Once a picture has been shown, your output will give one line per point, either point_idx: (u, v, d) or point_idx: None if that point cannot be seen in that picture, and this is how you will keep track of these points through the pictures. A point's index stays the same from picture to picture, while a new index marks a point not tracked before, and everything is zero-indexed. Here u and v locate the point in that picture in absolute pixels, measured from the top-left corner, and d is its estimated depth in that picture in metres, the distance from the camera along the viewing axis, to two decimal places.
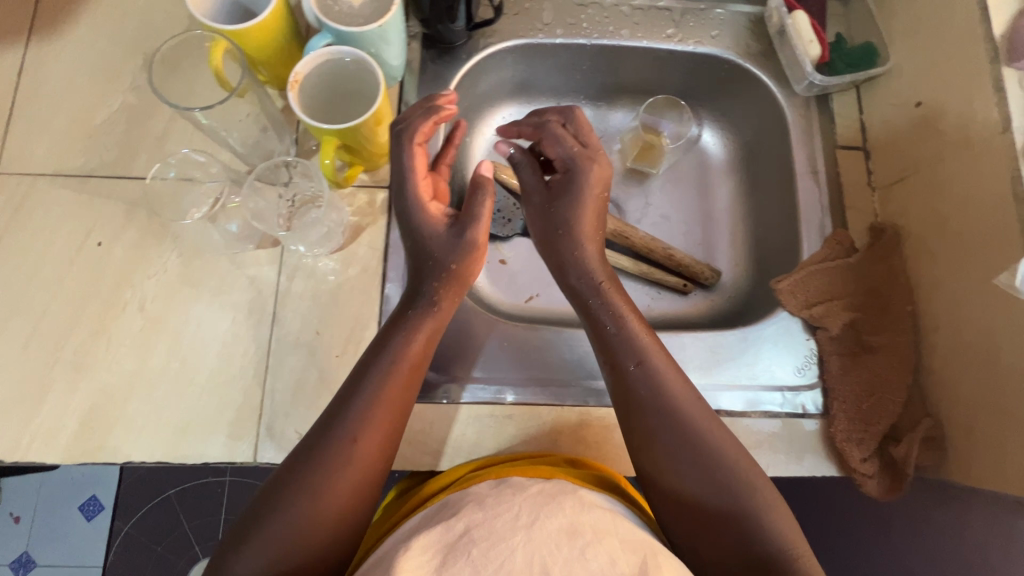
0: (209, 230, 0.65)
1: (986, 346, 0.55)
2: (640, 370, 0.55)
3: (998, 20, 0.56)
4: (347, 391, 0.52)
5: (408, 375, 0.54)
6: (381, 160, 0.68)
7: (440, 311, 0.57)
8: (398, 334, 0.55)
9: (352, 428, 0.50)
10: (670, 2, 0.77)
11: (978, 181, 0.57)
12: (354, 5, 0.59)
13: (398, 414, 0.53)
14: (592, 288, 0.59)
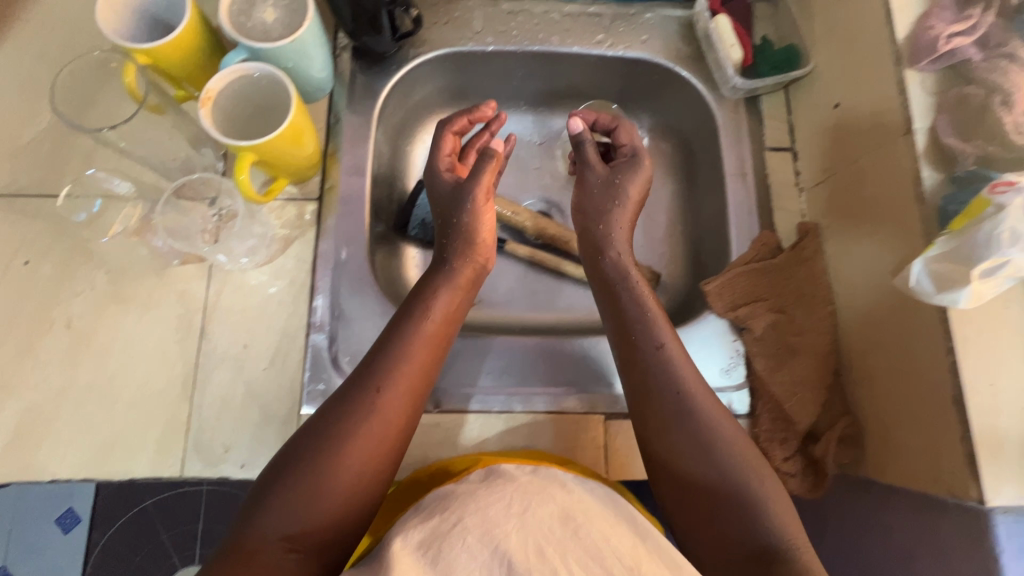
0: (136, 246, 0.65)
1: (896, 346, 0.56)
2: (661, 354, 0.58)
3: (900, 23, 0.57)
4: (374, 354, 0.57)
5: (433, 337, 0.59)
6: (309, 172, 0.68)
7: (456, 278, 0.63)
8: (422, 302, 0.61)
9: (378, 383, 0.54)
10: (600, 8, 0.77)
11: (887, 182, 0.57)
12: (267, 21, 0.60)
13: (423, 375, 0.57)
14: (619, 274, 0.65)
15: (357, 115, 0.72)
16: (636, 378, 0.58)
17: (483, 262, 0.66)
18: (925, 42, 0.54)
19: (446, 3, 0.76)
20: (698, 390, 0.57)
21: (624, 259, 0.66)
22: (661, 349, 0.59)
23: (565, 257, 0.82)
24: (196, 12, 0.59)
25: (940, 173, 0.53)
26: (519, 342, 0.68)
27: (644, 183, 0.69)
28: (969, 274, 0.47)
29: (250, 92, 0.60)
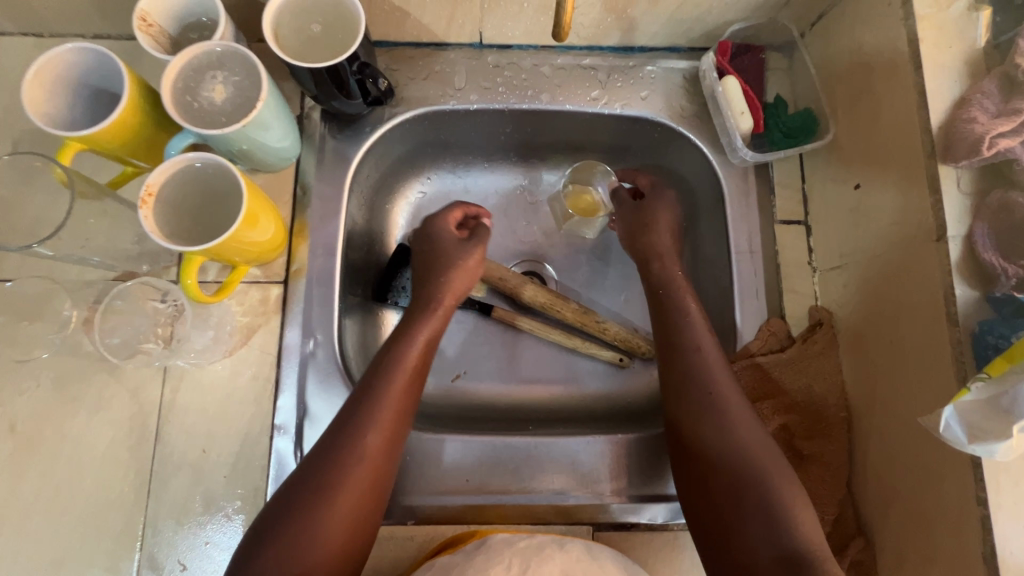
0: (81, 339, 0.59)
1: (916, 468, 0.50)
2: (699, 355, 0.58)
3: (935, 109, 0.50)
4: (356, 397, 0.54)
5: (412, 375, 0.56)
6: (273, 254, 0.62)
7: (434, 314, 0.61)
8: (403, 338, 0.58)
9: (362, 428, 0.51)
10: (595, 60, 0.70)
11: (912, 286, 0.51)
12: (214, 100, 0.53)
13: (402, 415, 0.54)
14: (662, 275, 0.65)
15: (327, 186, 0.66)
16: (675, 379, 0.58)
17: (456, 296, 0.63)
18: (966, 138, 0.47)
19: (425, 55, 0.69)
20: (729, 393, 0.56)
21: (670, 265, 0.66)
22: (699, 349, 0.58)
23: (557, 325, 0.74)
24: (135, 84, 0.52)
25: (975, 290, 0.47)
26: (501, 443, 0.62)
27: (676, 214, 0.70)
28: (1010, 427, 0.41)
29: (194, 184, 0.53)
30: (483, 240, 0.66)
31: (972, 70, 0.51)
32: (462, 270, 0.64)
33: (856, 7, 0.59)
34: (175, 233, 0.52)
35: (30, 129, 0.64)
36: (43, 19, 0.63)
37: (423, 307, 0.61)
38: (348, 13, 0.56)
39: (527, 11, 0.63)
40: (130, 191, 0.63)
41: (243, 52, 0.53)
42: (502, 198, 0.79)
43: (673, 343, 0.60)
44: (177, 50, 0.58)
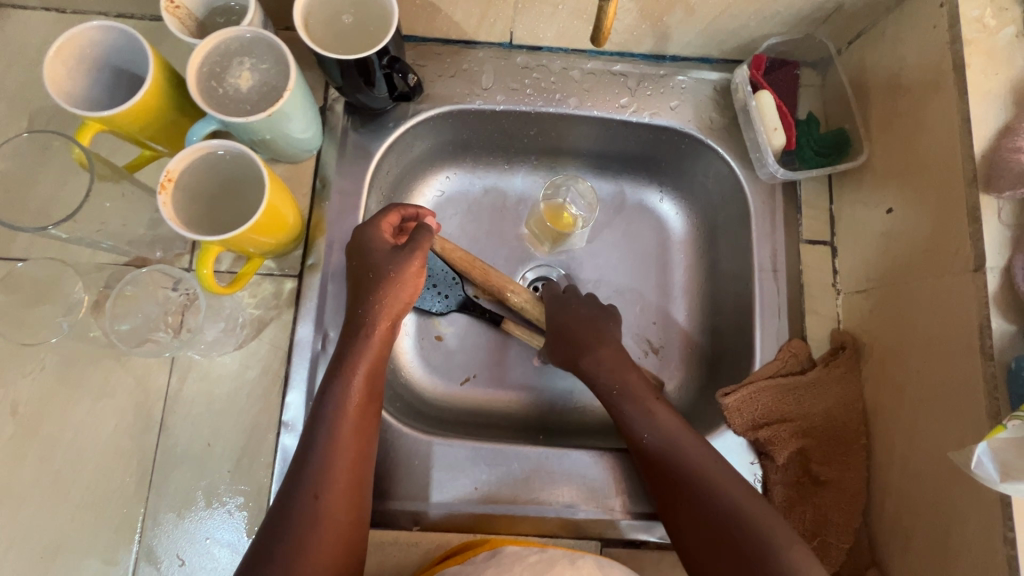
0: (90, 324, 0.58)
1: (939, 522, 0.49)
2: (656, 441, 0.56)
3: (978, 138, 0.49)
4: (300, 456, 0.50)
5: (357, 418, 0.52)
6: (289, 247, 0.61)
7: (371, 344, 0.54)
8: (339, 380, 0.53)
9: (312, 487, 0.49)
10: (625, 67, 0.69)
11: (945, 325, 0.50)
12: (240, 87, 0.52)
13: (359, 463, 0.52)
14: (608, 356, 0.62)
15: (347, 180, 0.65)
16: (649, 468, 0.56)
17: (397, 320, 0.56)
18: (1010, 170, 0.46)
19: (453, 52, 0.68)
20: (709, 475, 0.53)
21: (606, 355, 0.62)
22: (656, 436, 0.57)
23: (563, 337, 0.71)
24: (160, 69, 0.51)
25: (1013, 324, 0.46)
26: (513, 451, 0.61)
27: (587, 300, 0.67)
28: None
29: (214, 174, 0.51)
30: (421, 245, 0.57)
31: (1019, 98, 0.50)
32: (402, 290, 0.56)
33: (898, 27, 0.58)
34: (192, 221, 0.50)
35: (47, 108, 0.63)
36: None
37: (354, 337, 0.54)
38: (381, 5, 0.54)
39: (561, 13, 0.62)
40: (148, 174, 0.61)
41: (272, 40, 0.52)
42: (521, 202, 0.78)
43: (628, 428, 0.58)
44: (203, 34, 0.57)
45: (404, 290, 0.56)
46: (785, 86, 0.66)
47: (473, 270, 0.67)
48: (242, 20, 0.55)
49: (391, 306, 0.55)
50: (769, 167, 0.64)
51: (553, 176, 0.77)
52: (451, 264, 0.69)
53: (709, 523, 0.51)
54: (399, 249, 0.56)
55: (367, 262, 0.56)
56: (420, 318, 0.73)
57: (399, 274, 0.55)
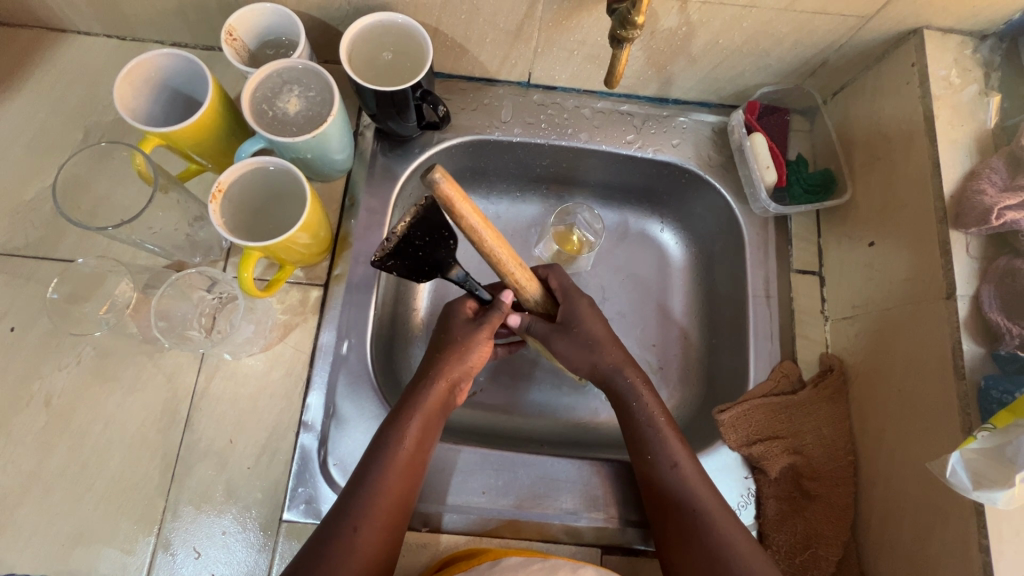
0: (127, 322, 0.62)
1: (923, 559, 0.52)
2: (676, 470, 0.58)
3: (946, 181, 0.55)
4: (354, 484, 0.55)
5: (407, 465, 0.56)
6: (317, 258, 0.65)
7: (429, 398, 0.59)
8: (397, 426, 0.57)
9: (354, 518, 0.53)
10: (632, 108, 0.75)
11: (925, 358, 0.54)
12: (288, 111, 0.58)
13: (403, 501, 0.55)
14: (625, 392, 0.62)
15: (374, 198, 0.70)
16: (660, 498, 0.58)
17: (456, 384, 0.61)
18: (975, 209, 0.52)
19: (476, 88, 0.75)
20: (717, 513, 0.56)
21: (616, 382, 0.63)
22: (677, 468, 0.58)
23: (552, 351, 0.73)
24: (218, 92, 0.56)
25: (981, 346, 0.51)
26: (518, 459, 0.64)
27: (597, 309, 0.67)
28: (1013, 478, 0.45)
29: (259, 186, 0.57)
30: (491, 322, 0.62)
31: (980, 147, 0.57)
32: (468, 361, 0.61)
33: (876, 81, 0.65)
34: (237, 229, 0.55)
35: (102, 123, 0.69)
36: (129, 25, 0.68)
37: (417, 388, 0.59)
38: (417, 44, 0.61)
39: (576, 58, 0.69)
40: (193, 186, 0.67)
41: (319, 71, 0.58)
42: (531, 227, 0.83)
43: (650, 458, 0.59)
44: (254, 63, 0.63)
45: (468, 361, 0.61)
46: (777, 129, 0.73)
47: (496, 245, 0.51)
48: (291, 53, 0.62)
49: (457, 374, 0.61)
50: (762, 202, 0.70)
51: (564, 203, 0.83)
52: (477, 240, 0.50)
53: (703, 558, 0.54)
54: (474, 324, 0.62)
55: (443, 329, 0.63)
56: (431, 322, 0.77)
57: (468, 345, 0.61)
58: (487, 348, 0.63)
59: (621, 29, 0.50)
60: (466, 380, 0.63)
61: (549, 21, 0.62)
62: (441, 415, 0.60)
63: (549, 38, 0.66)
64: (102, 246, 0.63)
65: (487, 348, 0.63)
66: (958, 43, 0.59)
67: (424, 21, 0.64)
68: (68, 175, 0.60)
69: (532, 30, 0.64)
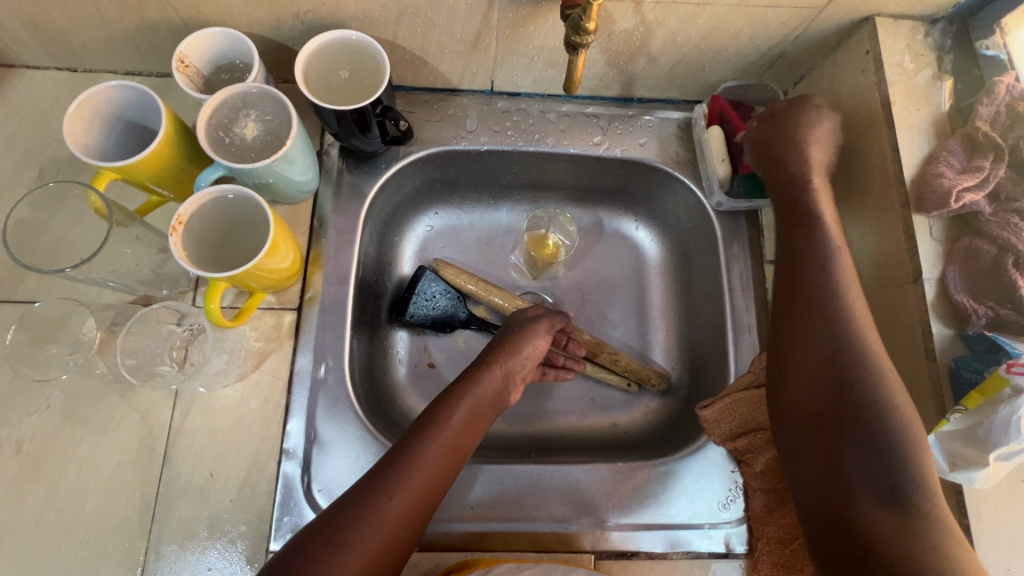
0: (96, 361, 0.61)
1: None
2: (846, 318, 0.51)
3: (907, 165, 0.56)
4: (390, 457, 0.53)
5: (452, 447, 0.55)
6: (289, 282, 0.64)
7: (483, 382, 0.60)
8: (447, 405, 0.57)
9: (387, 488, 0.50)
10: (597, 109, 0.75)
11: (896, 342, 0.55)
12: (245, 136, 0.57)
13: (432, 489, 0.53)
14: (810, 255, 0.55)
15: (343, 218, 0.69)
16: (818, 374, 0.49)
17: (511, 376, 0.63)
18: (935, 192, 0.53)
19: (439, 99, 0.74)
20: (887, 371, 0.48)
21: (796, 174, 0.60)
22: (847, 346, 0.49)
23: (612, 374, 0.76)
24: (172, 122, 0.55)
25: (950, 328, 0.51)
26: (506, 469, 0.64)
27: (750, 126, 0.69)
28: (986, 457, 0.46)
29: (222, 215, 0.56)
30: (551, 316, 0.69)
31: (938, 130, 0.57)
32: (524, 353, 0.65)
33: (833, 69, 0.65)
34: (199, 260, 0.54)
35: (56, 159, 0.67)
36: (78, 56, 0.66)
37: (474, 372, 0.61)
38: (374, 62, 0.60)
39: (536, 63, 0.68)
40: (155, 218, 0.65)
41: (275, 94, 0.57)
42: (505, 235, 0.82)
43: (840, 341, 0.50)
44: (209, 89, 0.61)
45: (525, 352, 0.65)
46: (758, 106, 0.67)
47: (462, 275, 0.75)
48: (246, 76, 0.60)
49: (514, 366, 0.63)
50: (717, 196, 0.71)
51: (536, 211, 0.82)
52: (454, 287, 0.76)
53: (850, 435, 0.46)
54: (537, 319, 0.68)
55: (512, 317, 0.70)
56: (413, 336, 0.77)
57: (529, 333, 0.66)
58: (545, 344, 0.67)
59: (575, 35, 0.50)
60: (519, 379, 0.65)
61: (505, 29, 0.62)
62: (490, 408, 0.61)
63: (508, 46, 0.65)
64: (64, 287, 0.62)
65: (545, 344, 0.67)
66: (909, 28, 0.60)
67: (380, 36, 0.64)
68: (22, 218, 0.59)
69: (490, 39, 0.64)
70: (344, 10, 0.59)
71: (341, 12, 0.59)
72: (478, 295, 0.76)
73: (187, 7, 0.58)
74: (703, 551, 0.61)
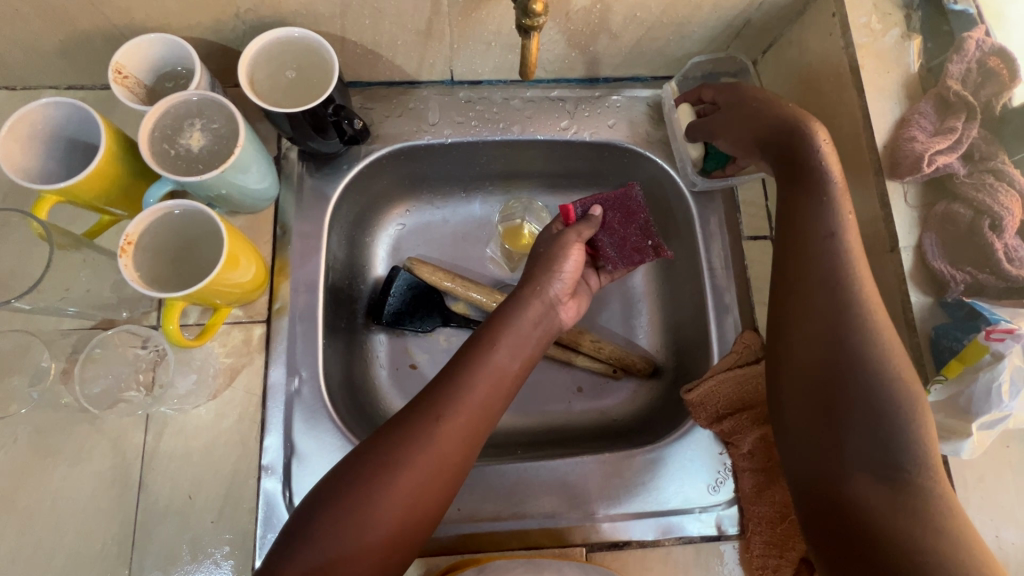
0: (60, 391, 0.59)
1: None
2: (848, 345, 0.48)
3: (880, 130, 0.54)
4: (437, 380, 0.53)
5: (497, 374, 0.54)
6: (255, 294, 0.62)
7: (524, 309, 0.58)
8: (491, 331, 0.56)
9: (435, 411, 0.50)
10: (563, 92, 0.73)
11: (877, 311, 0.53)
12: (191, 147, 0.54)
13: (481, 419, 0.52)
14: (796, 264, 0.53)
15: (307, 223, 0.67)
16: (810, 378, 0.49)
17: (554, 298, 0.60)
18: (907, 157, 0.51)
19: (398, 93, 0.72)
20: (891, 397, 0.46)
21: (780, 133, 0.57)
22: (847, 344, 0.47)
23: (595, 362, 0.74)
24: (112, 138, 0.53)
25: (929, 296, 0.50)
26: (489, 470, 0.63)
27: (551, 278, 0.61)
28: (969, 427, 0.47)
29: (173, 231, 0.53)
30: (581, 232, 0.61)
31: (909, 92, 0.56)
32: (561, 274, 0.60)
33: (801, 34, 0.63)
34: (154, 280, 0.52)
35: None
36: (13, 73, 0.63)
37: (517, 298, 0.59)
38: (322, 60, 0.58)
39: (494, 49, 0.66)
40: (110, 238, 0.63)
41: (219, 100, 0.55)
42: (477, 226, 0.81)
43: (836, 338, 0.49)
44: (152, 99, 0.59)
45: (564, 269, 0.60)
46: (538, 264, 0.61)
47: (437, 272, 0.73)
48: (189, 83, 0.58)
49: (553, 288, 0.60)
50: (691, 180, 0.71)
51: (507, 201, 0.80)
52: (429, 285, 0.74)
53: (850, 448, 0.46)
54: (563, 234, 0.61)
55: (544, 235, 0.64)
56: (392, 338, 0.76)
57: (559, 254, 0.60)
58: (577, 262, 0.61)
59: (525, 18, 0.47)
60: (565, 299, 0.62)
61: (458, 15, 0.59)
62: (538, 331, 0.59)
63: (462, 33, 0.63)
64: (20, 317, 0.60)
65: (577, 262, 0.61)
66: None
67: (328, 32, 0.61)
68: None
69: (442, 27, 0.61)
70: (286, 6, 0.56)
71: (283, 9, 0.56)
72: (455, 292, 0.73)
73: (120, 14, 0.55)
74: (695, 535, 0.61)
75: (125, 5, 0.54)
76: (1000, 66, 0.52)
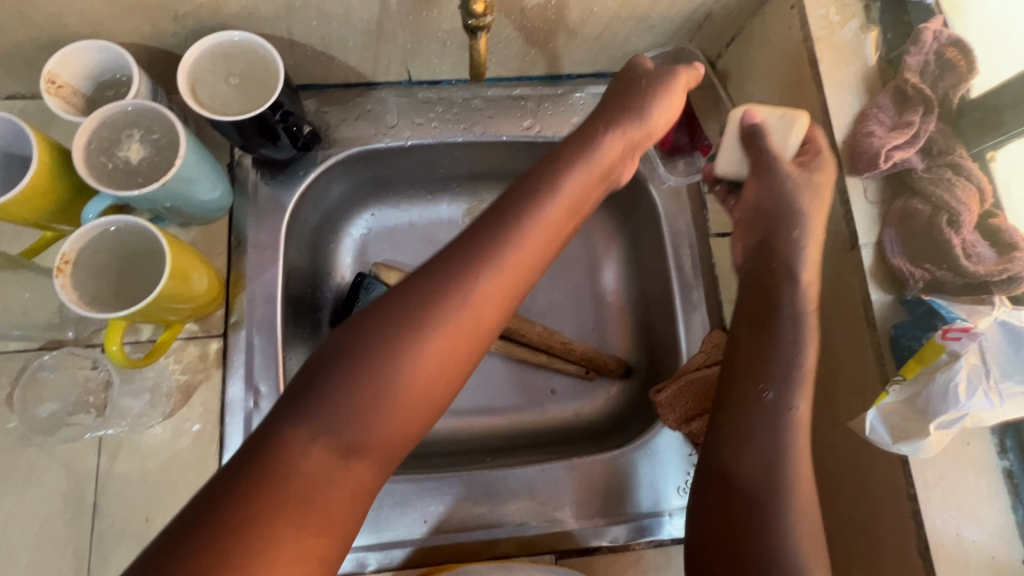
0: (7, 416, 0.57)
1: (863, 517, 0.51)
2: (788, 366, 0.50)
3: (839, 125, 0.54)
4: (475, 232, 0.47)
5: (546, 235, 0.48)
6: (210, 308, 0.61)
7: (578, 163, 0.52)
8: (545, 182, 0.49)
9: (475, 269, 0.44)
10: (525, 90, 0.71)
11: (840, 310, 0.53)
12: (130, 160, 0.52)
13: (522, 281, 0.46)
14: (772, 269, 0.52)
15: (261, 232, 0.64)
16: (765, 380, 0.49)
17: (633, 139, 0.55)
18: (865, 153, 0.51)
19: (354, 95, 0.69)
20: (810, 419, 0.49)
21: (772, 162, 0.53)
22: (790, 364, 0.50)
23: (567, 362, 0.73)
24: (47, 152, 0.50)
25: (889, 294, 0.50)
26: (457, 478, 0.62)
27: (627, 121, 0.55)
28: (929, 426, 0.45)
29: (113, 248, 0.51)
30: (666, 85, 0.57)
31: (868, 85, 0.55)
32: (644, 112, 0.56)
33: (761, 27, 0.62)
34: (94, 299, 0.50)
35: None
36: None
37: (571, 152, 0.53)
38: (267, 65, 0.55)
39: (450, 47, 0.64)
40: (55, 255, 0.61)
41: (159, 110, 0.52)
42: (444, 228, 0.79)
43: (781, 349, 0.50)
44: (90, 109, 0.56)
45: (654, 108, 0.56)
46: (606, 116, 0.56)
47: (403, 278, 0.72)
48: (128, 91, 0.55)
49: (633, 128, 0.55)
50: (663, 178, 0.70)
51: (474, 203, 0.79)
52: None
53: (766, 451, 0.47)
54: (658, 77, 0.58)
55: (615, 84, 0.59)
56: None
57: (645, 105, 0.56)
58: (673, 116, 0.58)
59: (470, 18, 0.46)
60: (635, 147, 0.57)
61: (407, 13, 0.57)
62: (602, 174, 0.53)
63: (415, 32, 0.61)
64: None
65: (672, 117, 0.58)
66: None
67: (274, 34, 0.59)
68: None
69: (393, 26, 0.59)
70: (226, 9, 0.54)
71: (224, 11, 0.54)
72: None
73: (50, 21, 0.53)
74: (667, 538, 0.61)
75: (53, 12, 0.52)
76: (958, 56, 0.51)
